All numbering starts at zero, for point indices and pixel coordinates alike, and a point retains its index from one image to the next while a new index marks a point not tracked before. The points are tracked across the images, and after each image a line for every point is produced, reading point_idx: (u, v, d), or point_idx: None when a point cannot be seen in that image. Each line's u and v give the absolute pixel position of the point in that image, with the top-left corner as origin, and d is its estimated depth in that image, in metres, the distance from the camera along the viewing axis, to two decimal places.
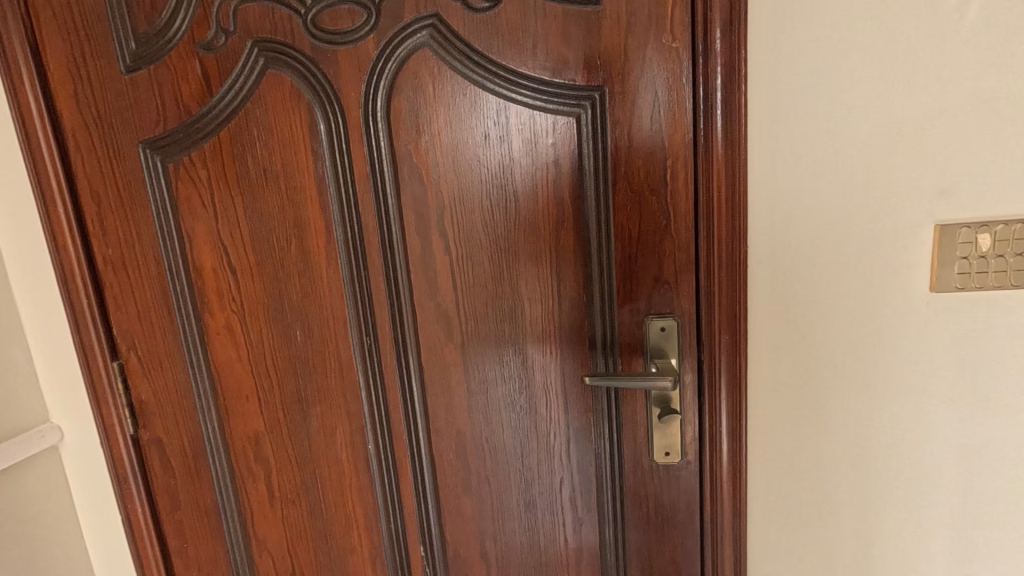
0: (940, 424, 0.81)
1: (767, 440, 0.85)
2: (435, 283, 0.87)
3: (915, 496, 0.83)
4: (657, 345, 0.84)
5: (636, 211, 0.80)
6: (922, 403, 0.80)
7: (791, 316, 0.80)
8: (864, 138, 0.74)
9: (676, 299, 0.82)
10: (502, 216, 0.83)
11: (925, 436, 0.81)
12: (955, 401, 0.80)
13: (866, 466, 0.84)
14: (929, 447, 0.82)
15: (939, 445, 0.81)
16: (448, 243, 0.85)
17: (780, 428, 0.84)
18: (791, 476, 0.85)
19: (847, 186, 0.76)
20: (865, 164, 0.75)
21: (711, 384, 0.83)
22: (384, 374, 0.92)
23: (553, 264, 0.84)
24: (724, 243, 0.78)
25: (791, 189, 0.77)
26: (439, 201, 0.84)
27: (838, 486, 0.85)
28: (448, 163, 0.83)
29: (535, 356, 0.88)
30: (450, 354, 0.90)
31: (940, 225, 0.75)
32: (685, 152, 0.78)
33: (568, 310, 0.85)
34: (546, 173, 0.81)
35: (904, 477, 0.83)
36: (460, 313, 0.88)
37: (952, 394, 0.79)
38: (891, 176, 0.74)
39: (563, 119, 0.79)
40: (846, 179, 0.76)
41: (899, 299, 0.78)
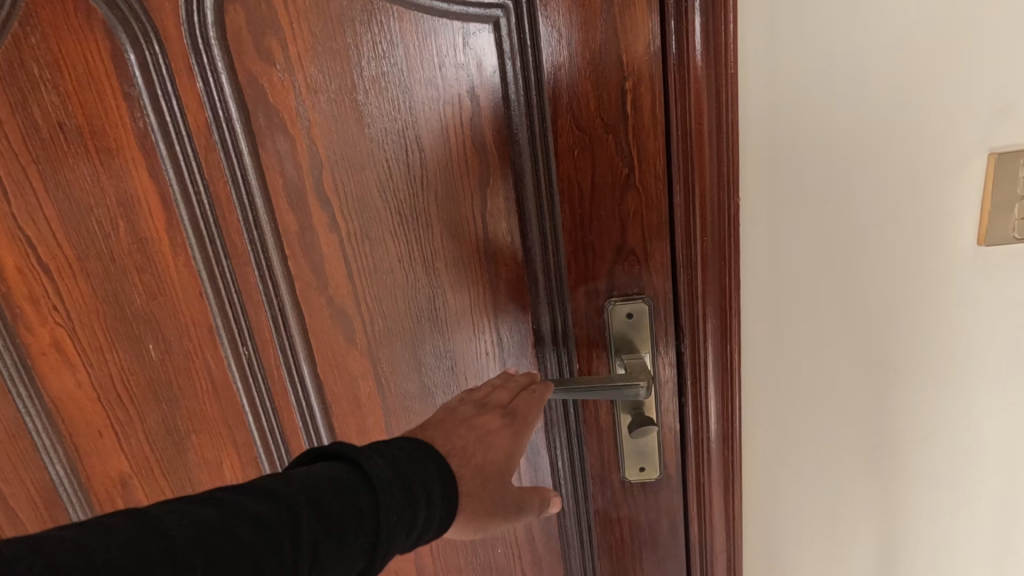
0: (979, 409, 0.64)
1: (763, 435, 0.70)
2: (324, 271, 0.64)
3: (940, 492, 0.69)
4: (623, 336, 0.63)
5: (587, 157, 0.57)
6: (957, 384, 0.64)
7: (793, 284, 0.63)
8: (899, 34, 0.53)
9: (645, 276, 0.61)
10: (406, 177, 0.60)
11: (957, 424, 0.65)
12: (997, 380, 0.63)
13: (883, 460, 0.68)
14: (962, 435, 0.66)
15: (974, 432, 0.66)
16: (335, 218, 0.62)
17: (777, 418, 0.69)
18: (790, 473, 0.71)
19: (871, 106, 0.55)
20: (898, 73, 0.54)
21: (694, 381, 0.64)
22: (276, 391, 0.71)
23: (479, 238, 0.62)
24: (710, 195, 0.56)
25: (794, 112, 0.56)
26: (315, 160, 0.60)
27: (847, 483, 0.70)
28: (321, 103, 0.58)
29: (467, 358, 0.66)
30: (356, 363, 0.68)
31: (996, 156, 0.55)
32: (649, 67, 0.55)
33: (504, 297, 0.64)
34: (459, 113, 0.58)
35: (930, 471, 0.68)
36: (361, 311, 0.66)
37: (995, 372, 0.63)
38: (932, 88, 0.54)
39: (476, 29, 0.55)
40: (870, 95, 0.55)
41: (933, 256, 0.60)
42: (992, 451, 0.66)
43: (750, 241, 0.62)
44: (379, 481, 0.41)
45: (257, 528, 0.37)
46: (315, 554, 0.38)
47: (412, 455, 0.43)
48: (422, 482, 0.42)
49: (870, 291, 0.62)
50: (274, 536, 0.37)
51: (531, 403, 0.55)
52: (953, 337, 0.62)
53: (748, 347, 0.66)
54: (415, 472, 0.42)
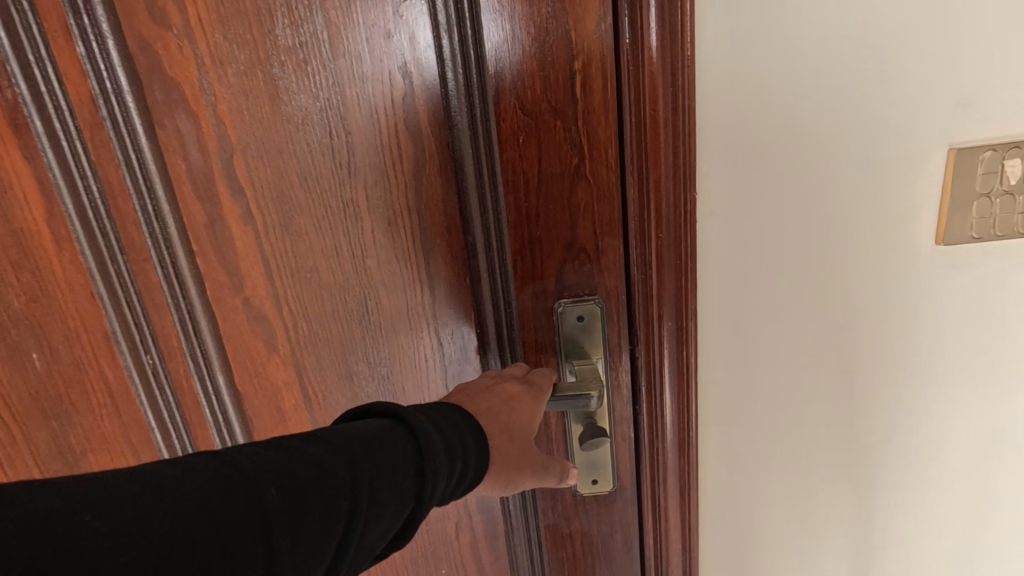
0: (933, 410, 0.63)
1: (719, 439, 0.67)
2: (238, 269, 0.57)
3: (894, 495, 0.68)
4: (573, 341, 0.58)
5: (534, 145, 0.52)
6: (913, 386, 0.62)
7: (751, 283, 0.60)
8: (861, 19, 0.50)
9: (597, 276, 0.56)
10: (331, 163, 0.53)
11: (912, 426, 0.64)
12: (951, 382, 0.62)
13: (838, 463, 0.67)
14: (917, 436, 0.65)
15: (928, 434, 0.64)
16: (249, 209, 0.55)
17: (734, 422, 0.66)
18: (748, 477, 0.69)
19: (832, 95, 0.52)
20: (859, 61, 0.51)
21: (649, 388, 0.60)
22: (187, 405, 0.63)
23: (416, 234, 0.55)
24: (666, 188, 0.52)
25: (753, 100, 0.53)
26: (224, 142, 0.52)
27: (804, 486, 0.69)
28: (228, 76, 0.50)
29: (405, 367, 0.60)
30: (278, 373, 0.61)
31: (955, 150, 0.53)
32: (601, 45, 0.49)
33: (444, 299, 0.58)
34: (389, 92, 0.51)
35: (885, 474, 0.67)
36: (283, 313, 0.58)
37: (949, 373, 0.61)
38: (894, 79, 0.51)
39: None
40: (831, 84, 0.52)
41: (892, 255, 0.57)
42: (946, 454, 0.65)
43: (708, 237, 0.58)
44: (422, 430, 0.41)
45: (319, 468, 0.35)
46: (372, 494, 0.36)
47: (446, 411, 0.44)
48: (459, 433, 0.43)
49: (829, 291, 0.59)
50: (333, 474, 0.35)
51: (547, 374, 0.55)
52: (910, 338, 0.60)
53: (705, 348, 0.63)
54: (451, 423, 0.43)
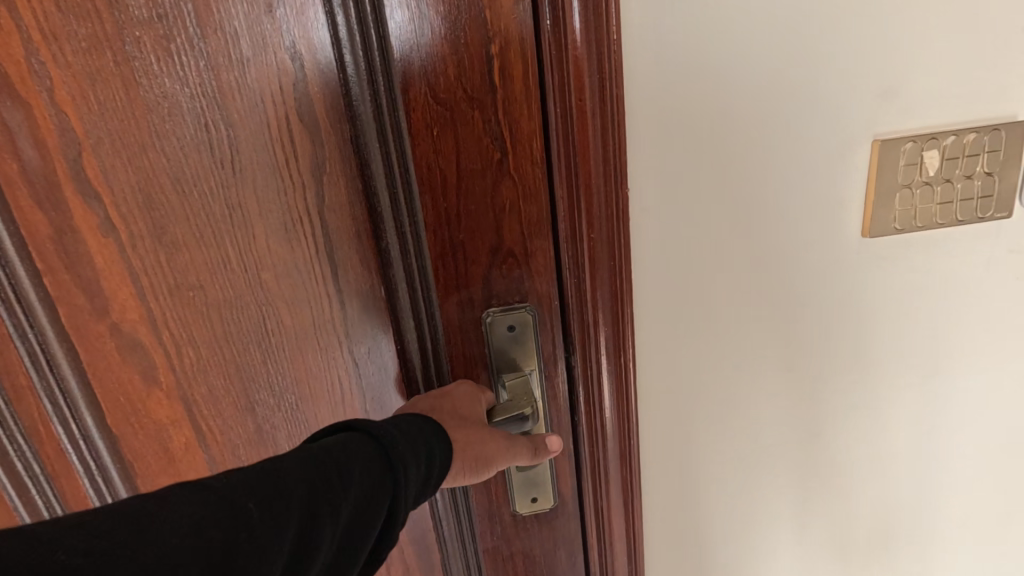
0: (859, 398, 0.65)
1: (661, 443, 0.65)
2: (100, 290, 0.47)
3: (826, 481, 0.69)
4: (505, 354, 0.53)
5: (450, 138, 0.46)
6: (841, 375, 0.63)
7: (687, 282, 0.57)
8: (787, 7, 0.48)
9: (527, 281, 0.51)
10: (211, 162, 0.45)
11: (841, 414, 0.65)
12: (875, 370, 0.63)
13: (778, 456, 0.67)
14: (846, 424, 0.66)
15: (856, 421, 0.66)
16: (109, 218, 0.45)
17: (674, 424, 0.64)
18: (689, 478, 0.67)
19: (762, 85, 0.50)
20: (788, 51, 0.49)
21: (587, 398, 0.56)
22: (48, 453, 0.52)
23: (319, 242, 0.48)
24: (597, 186, 0.48)
25: (685, 90, 0.50)
26: (68, 137, 0.43)
27: (744, 482, 0.68)
28: (66, 55, 0.41)
29: (317, 392, 0.53)
30: (161, 409, 0.51)
31: (880, 141, 0.53)
32: (520, 27, 0.44)
33: (358, 314, 0.51)
34: (276, 76, 0.43)
35: (819, 462, 0.68)
36: (163, 339, 0.49)
37: (873, 362, 0.63)
38: (820, 69, 0.50)
39: None
40: (761, 74, 0.50)
41: (821, 248, 0.57)
42: (871, 439, 0.67)
43: (641, 236, 0.55)
44: (385, 433, 0.39)
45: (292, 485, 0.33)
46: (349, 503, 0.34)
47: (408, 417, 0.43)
48: (425, 431, 0.41)
49: (763, 286, 0.58)
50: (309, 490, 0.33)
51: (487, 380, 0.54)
52: (837, 329, 0.61)
53: (643, 351, 0.60)
54: (416, 426, 0.42)
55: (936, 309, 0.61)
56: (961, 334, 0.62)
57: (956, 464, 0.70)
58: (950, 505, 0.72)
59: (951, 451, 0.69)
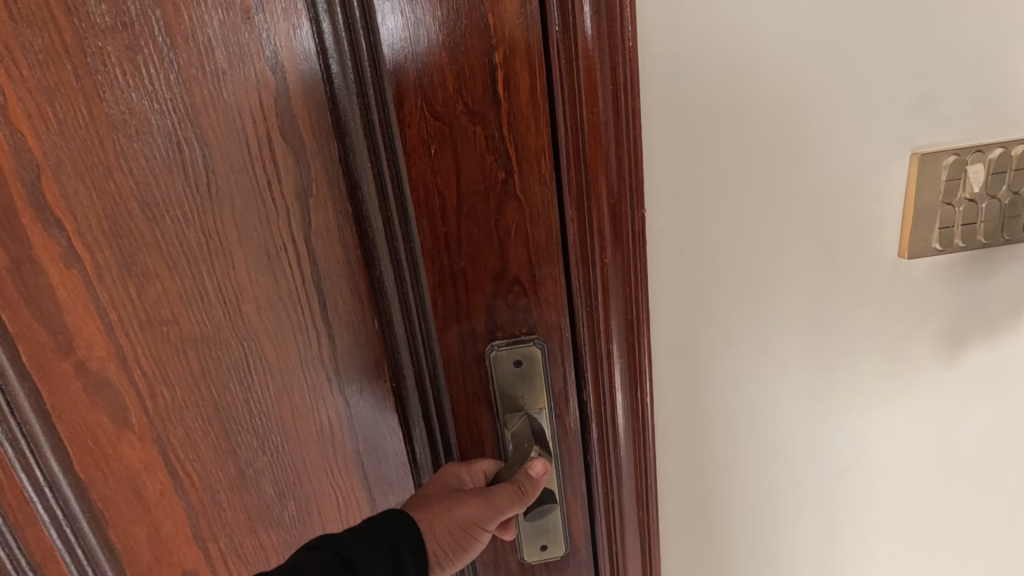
0: (896, 430, 0.60)
1: (683, 483, 0.59)
2: (64, 326, 0.43)
3: (862, 520, 0.63)
4: (511, 393, 0.48)
5: (449, 158, 0.42)
6: (876, 406, 0.58)
7: (710, 310, 0.52)
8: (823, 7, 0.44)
9: (535, 312, 0.47)
10: (185, 185, 0.40)
11: (875, 447, 0.60)
12: (913, 400, 0.58)
13: (809, 493, 0.61)
14: (881, 458, 0.61)
15: (892, 455, 0.61)
16: (72, 247, 0.40)
17: (696, 463, 0.58)
18: (714, 520, 0.61)
19: (794, 94, 0.46)
20: (823, 56, 0.45)
21: (601, 438, 0.51)
22: (10, 502, 0.47)
23: (305, 271, 0.44)
24: (613, 208, 0.43)
25: (707, 100, 0.45)
26: (26, 158, 0.38)
27: (772, 523, 0.62)
28: (22, 69, 0.36)
29: (305, 434, 0.48)
30: (134, 453, 0.47)
31: (919, 155, 0.48)
32: (526, 33, 0.39)
33: (349, 348, 0.46)
34: (255, 90, 0.39)
35: (855, 499, 0.62)
36: (134, 379, 0.44)
37: (910, 391, 0.58)
38: (858, 76, 0.46)
39: None
40: (792, 82, 0.45)
41: (857, 270, 0.52)
42: (911, 475, 0.62)
43: (658, 259, 0.50)
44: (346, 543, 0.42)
45: None
46: None
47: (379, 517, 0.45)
48: (389, 530, 0.44)
49: (793, 313, 0.53)
50: None
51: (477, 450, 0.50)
52: (871, 357, 0.56)
53: (662, 384, 0.55)
54: (385, 526, 0.44)
55: (979, 334, 0.56)
56: (1005, 359, 0.58)
57: (1002, 501, 0.64)
58: (995, 544, 0.67)
59: (995, 486, 0.63)
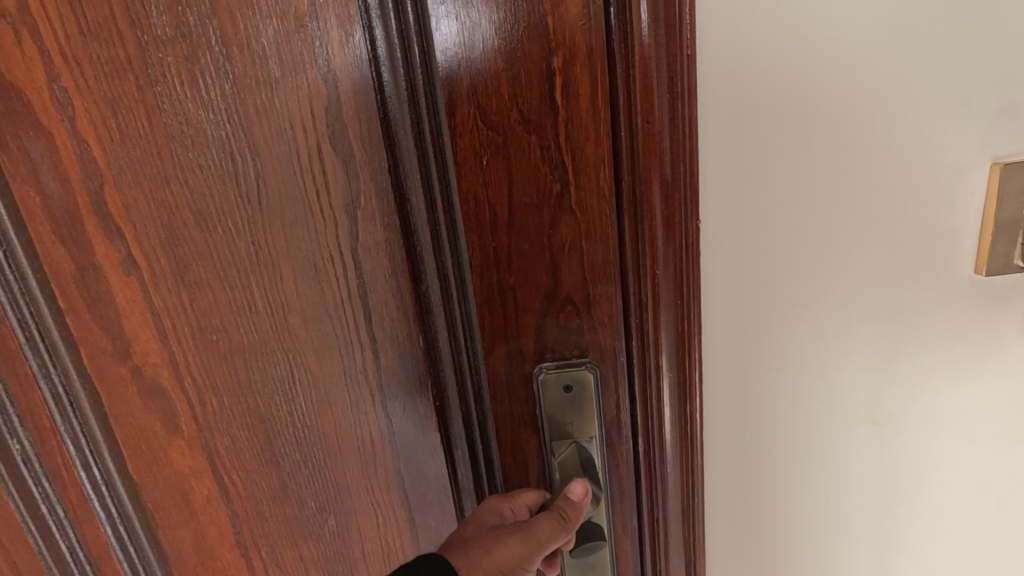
0: (984, 472, 0.53)
1: (739, 520, 0.54)
2: (122, 332, 0.43)
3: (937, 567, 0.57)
4: (559, 421, 0.45)
5: (500, 168, 0.39)
6: (964, 443, 0.52)
7: (777, 333, 0.47)
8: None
9: (588, 333, 0.43)
10: (237, 195, 0.40)
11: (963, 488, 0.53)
12: (1003, 439, 0.52)
13: (884, 536, 0.55)
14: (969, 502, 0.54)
15: (982, 499, 0.54)
16: (131, 255, 0.41)
17: (745, 495, 0.53)
18: (764, 557, 0.56)
19: (876, 95, 0.40)
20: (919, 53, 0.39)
21: (652, 465, 0.47)
22: (70, 499, 0.49)
23: (351, 284, 0.42)
24: (667, 220, 0.40)
25: (778, 104, 0.40)
26: (90, 168, 0.39)
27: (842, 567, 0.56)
28: (88, 81, 0.37)
29: (348, 449, 0.47)
30: (183, 459, 0.47)
31: (1000, 164, 0.42)
32: (588, 35, 0.37)
33: (393, 364, 0.45)
34: (306, 100, 0.38)
35: (924, 543, 0.55)
36: (184, 386, 0.45)
37: (999, 429, 0.51)
38: (959, 75, 0.40)
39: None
40: (885, 84, 0.40)
41: (942, 289, 0.46)
42: (1003, 520, 0.55)
43: (711, 274, 0.45)
44: None
45: None
46: None
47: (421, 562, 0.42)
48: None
49: (867, 337, 0.47)
50: None
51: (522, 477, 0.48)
52: (946, 386, 0.50)
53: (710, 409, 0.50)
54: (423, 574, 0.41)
55: None
56: None
57: None
58: None
59: None
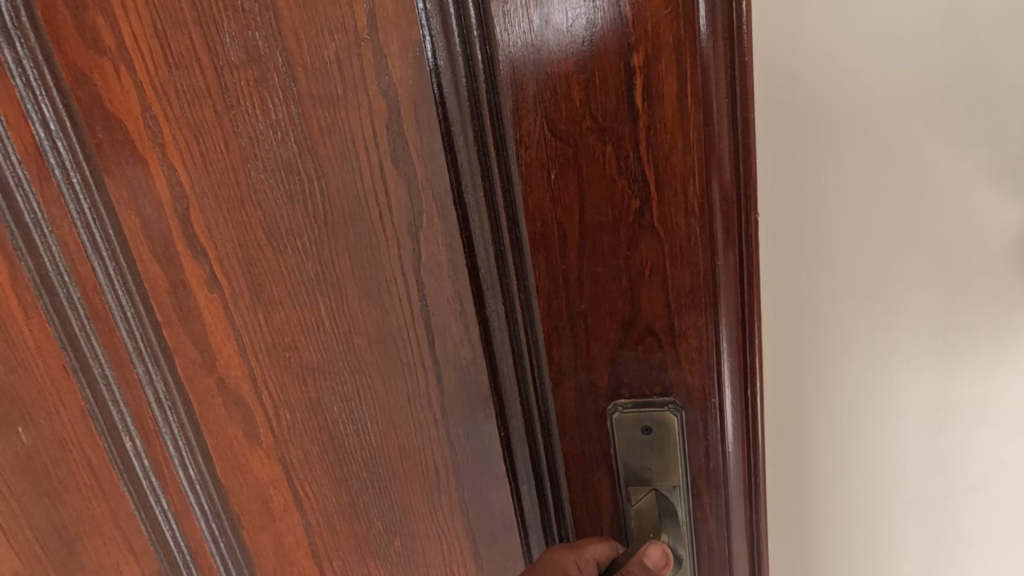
0: None
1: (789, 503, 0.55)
2: (209, 346, 0.45)
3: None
4: (636, 469, 0.41)
5: (569, 182, 0.35)
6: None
7: (827, 322, 0.48)
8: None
9: (672, 370, 0.38)
10: (304, 216, 0.40)
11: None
12: None
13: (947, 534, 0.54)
14: None
15: None
16: (214, 274, 0.43)
17: (798, 480, 0.54)
18: (815, 550, 0.57)
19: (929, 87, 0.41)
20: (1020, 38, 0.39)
21: (735, 514, 0.41)
22: (172, 493, 0.52)
23: (414, 307, 0.41)
24: (743, 232, 0.36)
25: (823, 94, 0.42)
26: (178, 192, 0.41)
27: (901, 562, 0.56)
28: (174, 109, 0.39)
29: (414, 473, 0.45)
30: (262, 467, 0.49)
31: None
32: (675, 25, 0.31)
33: (456, 390, 0.42)
34: (368, 117, 0.36)
35: (988, 546, 0.54)
36: (262, 399, 0.46)
37: None
38: None
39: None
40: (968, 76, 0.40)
41: (1011, 289, 0.45)
42: None
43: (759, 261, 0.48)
44: None
45: None
46: None
47: None
48: None
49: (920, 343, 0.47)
50: None
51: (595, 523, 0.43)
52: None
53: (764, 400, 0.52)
54: None
55: None
56: None
57: None
58: None
59: None
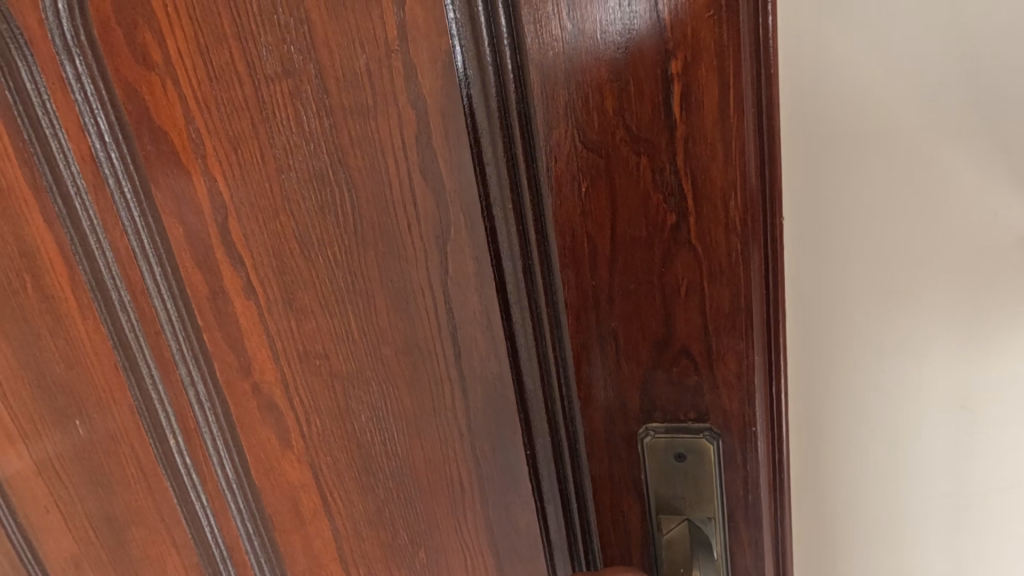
0: None
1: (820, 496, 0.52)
2: (245, 350, 0.46)
3: None
4: (667, 494, 0.40)
5: (600, 194, 0.34)
6: None
7: (858, 303, 0.46)
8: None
9: (708, 394, 0.36)
10: (335, 225, 0.40)
11: None
12: None
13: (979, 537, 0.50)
14: None
15: None
16: (250, 281, 0.44)
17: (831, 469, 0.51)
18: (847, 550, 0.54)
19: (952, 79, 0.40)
20: None
21: (772, 546, 0.39)
22: (210, 490, 0.54)
23: (441, 321, 0.40)
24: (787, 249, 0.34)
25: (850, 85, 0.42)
26: (217, 201, 0.42)
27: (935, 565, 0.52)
28: (215, 122, 0.40)
29: (440, 485, 0.45)
30: (293, 471, 0.49)
31: None
32: (717, 28, 0.29)
33: (482, 407, 0.41)
34: (397, 127, 0.36)
35: None
36: (294, 404, 0.47)
37: None
38: None
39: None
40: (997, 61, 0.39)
41: None
42: None
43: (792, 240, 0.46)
44: None
45: None
46: None
47: None
48: None
49: (954, 335, 0.45)
50: None
51: (622, 542, 0.42)
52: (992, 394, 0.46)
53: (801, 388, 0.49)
54: None
55: None
56: None
57: None
58: None
59: None
